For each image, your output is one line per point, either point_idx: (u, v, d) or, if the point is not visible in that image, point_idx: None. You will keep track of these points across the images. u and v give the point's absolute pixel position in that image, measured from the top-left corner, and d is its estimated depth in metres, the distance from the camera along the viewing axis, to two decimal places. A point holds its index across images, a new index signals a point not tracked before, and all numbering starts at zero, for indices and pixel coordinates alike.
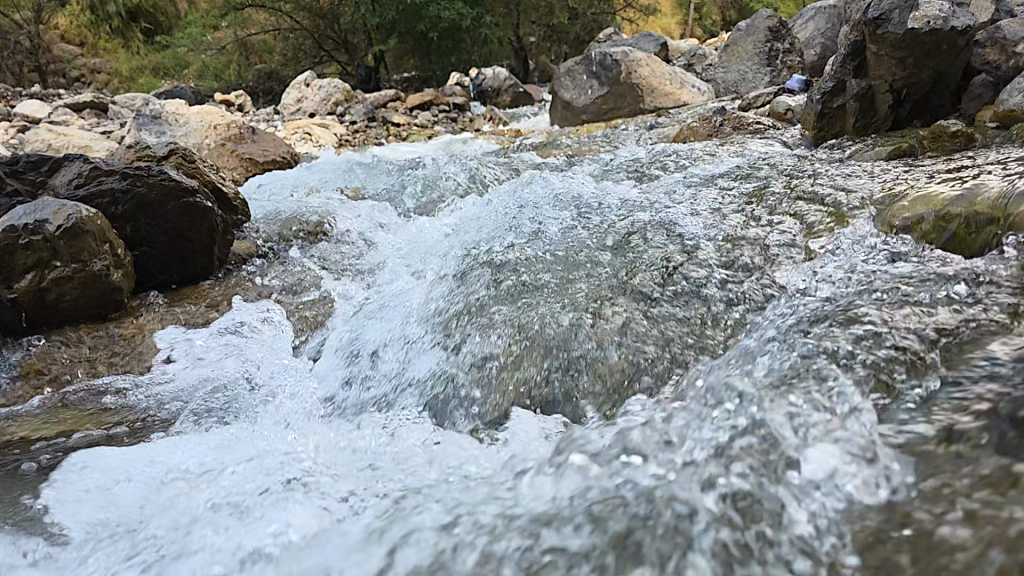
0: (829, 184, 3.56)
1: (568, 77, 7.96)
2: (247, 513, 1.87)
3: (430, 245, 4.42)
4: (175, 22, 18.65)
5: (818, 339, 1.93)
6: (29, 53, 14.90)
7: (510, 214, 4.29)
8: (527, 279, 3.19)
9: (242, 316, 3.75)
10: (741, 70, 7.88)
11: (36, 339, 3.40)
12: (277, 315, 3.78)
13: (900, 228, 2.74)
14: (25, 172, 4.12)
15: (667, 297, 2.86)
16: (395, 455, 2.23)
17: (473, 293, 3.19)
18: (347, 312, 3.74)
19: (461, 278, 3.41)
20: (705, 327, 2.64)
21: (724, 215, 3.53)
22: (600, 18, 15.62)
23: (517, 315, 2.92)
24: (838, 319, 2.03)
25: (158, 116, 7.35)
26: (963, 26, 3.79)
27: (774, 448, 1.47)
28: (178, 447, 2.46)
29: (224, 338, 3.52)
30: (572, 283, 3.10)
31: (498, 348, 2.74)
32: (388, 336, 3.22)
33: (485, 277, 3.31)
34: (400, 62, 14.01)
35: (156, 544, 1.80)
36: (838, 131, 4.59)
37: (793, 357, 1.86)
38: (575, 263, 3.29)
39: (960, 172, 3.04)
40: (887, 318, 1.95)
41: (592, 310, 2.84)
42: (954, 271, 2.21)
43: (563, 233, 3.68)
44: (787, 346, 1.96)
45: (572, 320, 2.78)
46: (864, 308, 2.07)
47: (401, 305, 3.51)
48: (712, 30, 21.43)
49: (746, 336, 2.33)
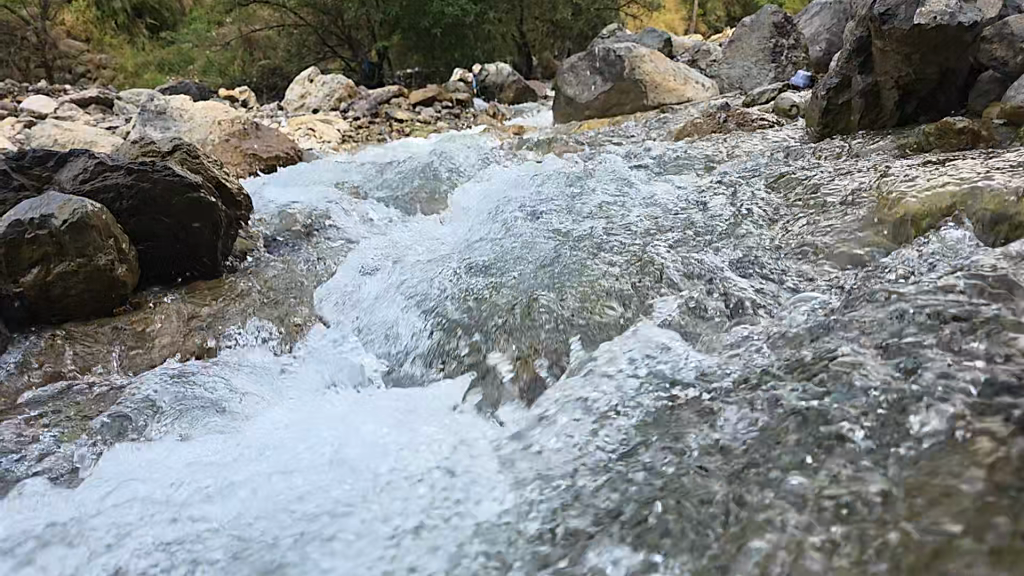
0: (826, 185, 3.54)
1: (572, 73, 7.95)
2: (257, 519, 1.93)
3: (426, 245, 4.42)
4: (180, 17, 18.62)
5: (816, 358, 1.96)
6: (36, 48, 15.19)
7: (501, 218, 4.27)
8: (518, 285, 3.17)
9: (214, 348, 3.45)
10: (745, 66, 7.89)
11: (42, 334, 3.44)
12: (268, 339, 3.53)
13: (903, 239, 2.70)
14: (32, 167, 4.15)
15: (662, 296, 2.83)
16: (392, 438, 2.25)
17: (462, 301, 3.19)
18: (338, 314, 3.73)
19: (451, 284, 3.40)
20: (711, 313, 2.63)
21: (719, 213, 3.52)
22: (603, 14, 15.65)
23: (509, 322, 2.92)
24: (834, 335, 2.06)
25: (163, 112, 7.39)
26: (970, 22, 3.79)
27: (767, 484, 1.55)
28: (178, 445, 2.52)
29: (217, 354, 3.40)
30: (566, 282, 3.09)
31: (507, 353, 2.75)
32: (380, 343, 3.23)
33: (476, 284, 3.30)
34: (404, 59, 14.05)
35: (164, 551, 1.86)
36: (841, 128, 4.56)
37: (787, 383, 1.90)
38: (568, 264, 3.26)
39: (966, 172, 2.96)
40: (889, 327, 1.95)
41: (585, 315, 2.82)
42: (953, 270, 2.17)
43: (556, 236, 3.64)
44: (785, 367, 2.00)
45: (584, 322, 2.78)
46: (862, 320, 2.08)
47: (393, 307, 3.50)
48: (717, 26, 21.33)
49: (743, 339, 2.34)
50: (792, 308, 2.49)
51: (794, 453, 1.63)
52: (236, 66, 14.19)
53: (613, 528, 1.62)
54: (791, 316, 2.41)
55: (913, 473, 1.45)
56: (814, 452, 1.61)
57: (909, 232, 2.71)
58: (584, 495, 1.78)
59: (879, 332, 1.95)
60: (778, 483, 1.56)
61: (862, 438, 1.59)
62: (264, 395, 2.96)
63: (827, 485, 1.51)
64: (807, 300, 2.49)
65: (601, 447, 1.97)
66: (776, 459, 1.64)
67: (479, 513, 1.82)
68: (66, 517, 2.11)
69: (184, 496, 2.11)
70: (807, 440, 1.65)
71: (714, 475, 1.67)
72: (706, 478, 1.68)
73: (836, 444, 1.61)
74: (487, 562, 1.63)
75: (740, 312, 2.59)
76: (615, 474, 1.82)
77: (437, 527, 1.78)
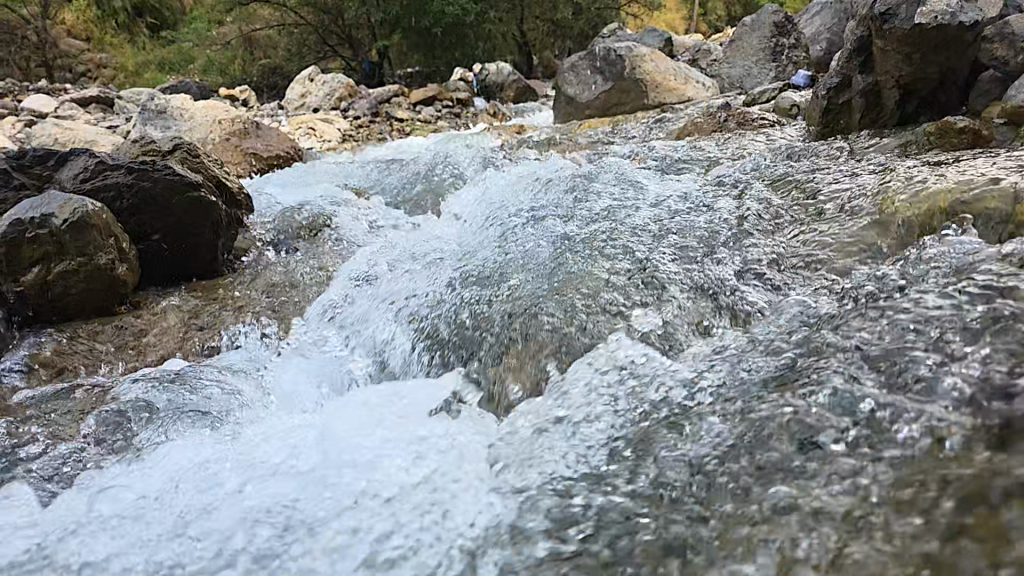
0: (828, 185, 3.52)
1: (572, 72, 7.96)
2: (255, 516, 1.92)
3: (426, 246, 4.38)
4: (180, 17, 18.62)
5: (815, 359, 1.96)
6: (36, 47, 15.18)
7: (502, 220, 4.23)
8: (518, 288, 3.13)
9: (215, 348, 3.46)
10: (746, 66, 7.89)
11: (42, 333, 3.45)
12: (270, 340, 3.55)
13: (902, 240, 2.71)
14: (32, 166, 4.16)
15: (663, 299, 2.79)
16: (391, 438, 2.24)
17: (462, 304, 3.15)
18: (337, 315, 3.70)
19: (451, 287, 3.37)
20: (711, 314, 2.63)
21: (721, 214, 3.49)
22: (604, 13, 15.64)
23: (508, 325, 2.89)
24: (833, 335, 2.06)
25: (164, 111, 7.39)
26: (970, 22, 3.79)
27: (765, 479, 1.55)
28: (178, 445, 2.51)
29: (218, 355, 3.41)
30: (567, 285, 3.05)
31: (507, 354, 2.75)
32: (380, 345, 3.20)
33: (476, 287, 3.27)
34: (404, 58, 14.05)
35: (162, 550, 1.85)
36: (842, 128, 4.60)
37: (786, 382, 1.90)
38: (569, 267, 3.21)
39: (966, 171, 2.96)
40: (889, 327, 1.94)
41: (586, 317, 2.78)
42: (952, 270, 2.17)
43: (557, 238, 3.60)
44: (784, 367, 2.01)
45: (584, 321, 2.76)
46: (862, 322, 2.09)
47: (392, 309, 3.47)
48: (718, 25, 21.31)
49: (742, 340, 2.34)
50: (792, 308, 2.49)
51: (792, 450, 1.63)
52: (237, 65, 14.21)
53: (610, 526, 1.62)
54: (792, 316, 2.41)
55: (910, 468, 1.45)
56: (812, 448, 1.61)
57: (908, 232, 2.71)
58: (582, 493, 1.77)
59: (878, 332, 1.95)
60: (775, 480, 1.56)
61: (861, 434, 1.59)
62: (264, 395, 2.96)
63: (825, 481, 1.50)
64: (807, 300, 2.50)
65: (600, 446, 1.97)
66: (774, 456, 1.63)
67: (476, 511, 1.81)
68: (65, 517, 2.11)
69: (182, 495, 2.11)
70: (805, 436, 1.65)
71: (713, 473, 1.67)
72: (704, 477, 1.67)
73: (835, 441, 1.60)
74: (484, 557, 1.63)
75: (740, 313, 2.59)
76: (613, 474, 1.82)
77: (434, 525, 1.77)
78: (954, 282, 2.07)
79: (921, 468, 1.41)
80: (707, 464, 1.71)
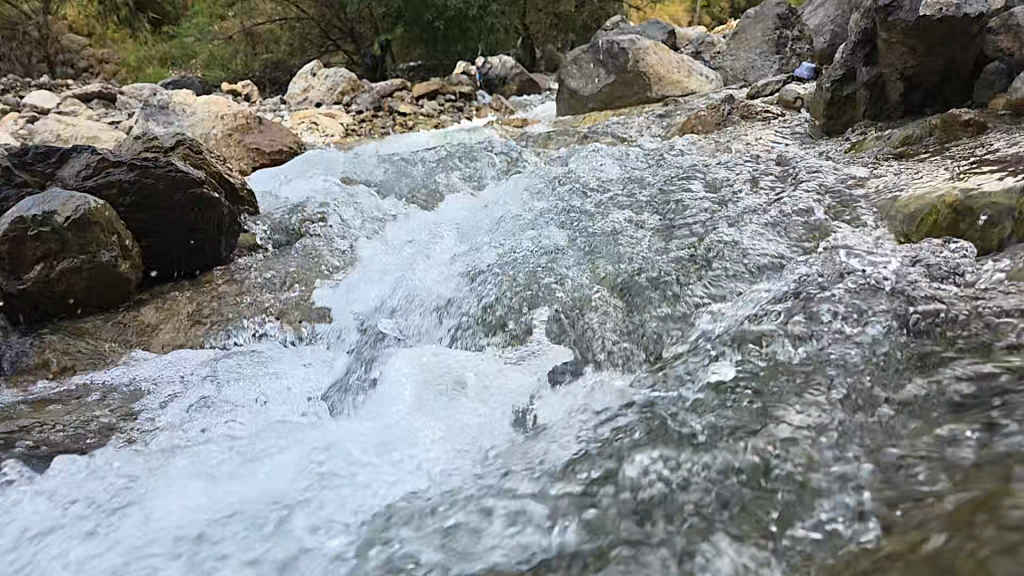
0: (833, 191, 3.41)
1: (574, 65, 7.90)
2: (258, 514, 1.88)
3: (414, 255, 4.18)
4: (184, 11, 18.52)
5: (810, 365, 1.99)
6: (38, 42, 15.16)
7: (503, 226, 4.12)
8: (532, 303, 3.07)
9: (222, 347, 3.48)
10: (750, 58, 7.82)
11: (47, 329, 3.47)
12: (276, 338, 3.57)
13: (902, 239, 2.69)
14: (35, 164, 4.17)
15: (674, 316, 2.71)
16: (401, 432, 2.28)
17: (465, 333, 3.10)
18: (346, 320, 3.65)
19: (455, 306, 3.29)
20: (714, 310, 2.63)
21: (721, 220, 3.31)
22: (606, 5, 15.56)
23: (528, 336, 2.92)
24: (831, 337, 2.08)
25: (166, 106, 7.42)
26: (976, 14, 3.74)
27: (760, 485, 1.56)
28: (185, 438, 2.53)
29: (222, 351, 3.43)
30: (548, 329, 2.88)
31: (526, 355, 2.79)
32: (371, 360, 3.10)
33: (485, 299, 3.21)
34: (405, 51, 13.99)
35: (167, 532, 1.87)
36: (846, 121, 4.57)
37: (783, 387, 1.91)
38: (576, 281, 3.13)
39: (980, 164, 2.95)
40: (906, 351, 1.94)
41: (599, 344, 2.73)
42: (957, 294, 2.16)
43: (559, 246, 3.48)
44: (777, 365, 2.03)
45: (601, 330, 2.79)
46: (863, 327, 2.10)
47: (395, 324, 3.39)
48: (723, 18, 21.14)
49: (745, 325, 2.31)
50: (789, 290, 2.49)
51: (822, 457, 1.61)
52: (238, 61, 14.21)
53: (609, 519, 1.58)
54: (794, 301, 2.37)
55: (906, 480, 1.45)
56: (842, 464, 1.57)
57: (909, 229, 2.69)
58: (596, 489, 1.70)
59: (891, 349, 1.96)
60: (766, 480, 1.57)
61: (886, 460, 1.54)
62: (270, 390, 2.96)
63: (862, 492, 1.46)
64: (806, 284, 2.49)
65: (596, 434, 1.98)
66: (802, 466, 1.59)
67: (466, 499, 1.80)
68: (70, 503, 2.13)
69: (190, 487, 2.13)
70: (830, 455, 1.61)
71: (741, 470, 1.63)
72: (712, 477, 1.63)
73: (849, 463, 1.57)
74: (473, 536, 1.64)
75: (747, 298, 2.60)
76: (632, 459, 1.76)
77: (449, 517, 1.73)
78: (963, 304, 2.08)
79: (917, 487, 1.42)
80: (720, 465, 1.66)
